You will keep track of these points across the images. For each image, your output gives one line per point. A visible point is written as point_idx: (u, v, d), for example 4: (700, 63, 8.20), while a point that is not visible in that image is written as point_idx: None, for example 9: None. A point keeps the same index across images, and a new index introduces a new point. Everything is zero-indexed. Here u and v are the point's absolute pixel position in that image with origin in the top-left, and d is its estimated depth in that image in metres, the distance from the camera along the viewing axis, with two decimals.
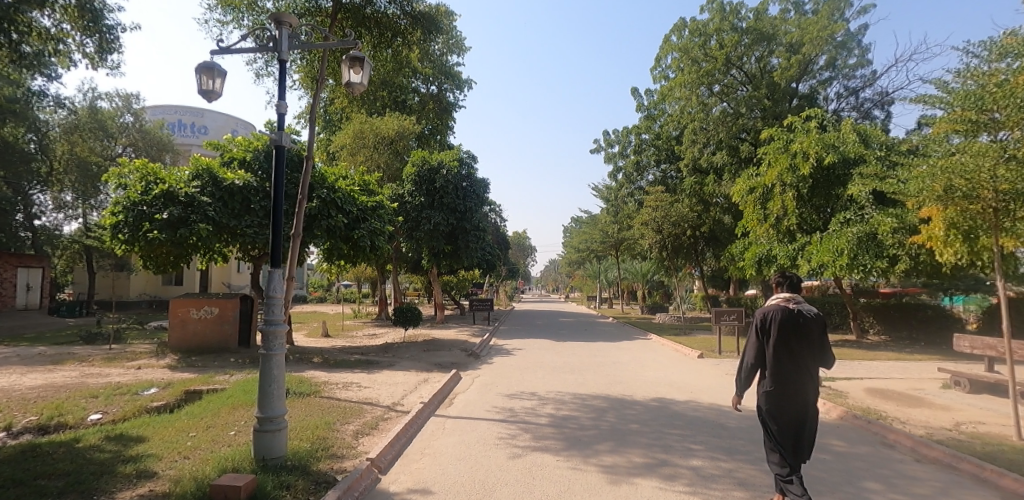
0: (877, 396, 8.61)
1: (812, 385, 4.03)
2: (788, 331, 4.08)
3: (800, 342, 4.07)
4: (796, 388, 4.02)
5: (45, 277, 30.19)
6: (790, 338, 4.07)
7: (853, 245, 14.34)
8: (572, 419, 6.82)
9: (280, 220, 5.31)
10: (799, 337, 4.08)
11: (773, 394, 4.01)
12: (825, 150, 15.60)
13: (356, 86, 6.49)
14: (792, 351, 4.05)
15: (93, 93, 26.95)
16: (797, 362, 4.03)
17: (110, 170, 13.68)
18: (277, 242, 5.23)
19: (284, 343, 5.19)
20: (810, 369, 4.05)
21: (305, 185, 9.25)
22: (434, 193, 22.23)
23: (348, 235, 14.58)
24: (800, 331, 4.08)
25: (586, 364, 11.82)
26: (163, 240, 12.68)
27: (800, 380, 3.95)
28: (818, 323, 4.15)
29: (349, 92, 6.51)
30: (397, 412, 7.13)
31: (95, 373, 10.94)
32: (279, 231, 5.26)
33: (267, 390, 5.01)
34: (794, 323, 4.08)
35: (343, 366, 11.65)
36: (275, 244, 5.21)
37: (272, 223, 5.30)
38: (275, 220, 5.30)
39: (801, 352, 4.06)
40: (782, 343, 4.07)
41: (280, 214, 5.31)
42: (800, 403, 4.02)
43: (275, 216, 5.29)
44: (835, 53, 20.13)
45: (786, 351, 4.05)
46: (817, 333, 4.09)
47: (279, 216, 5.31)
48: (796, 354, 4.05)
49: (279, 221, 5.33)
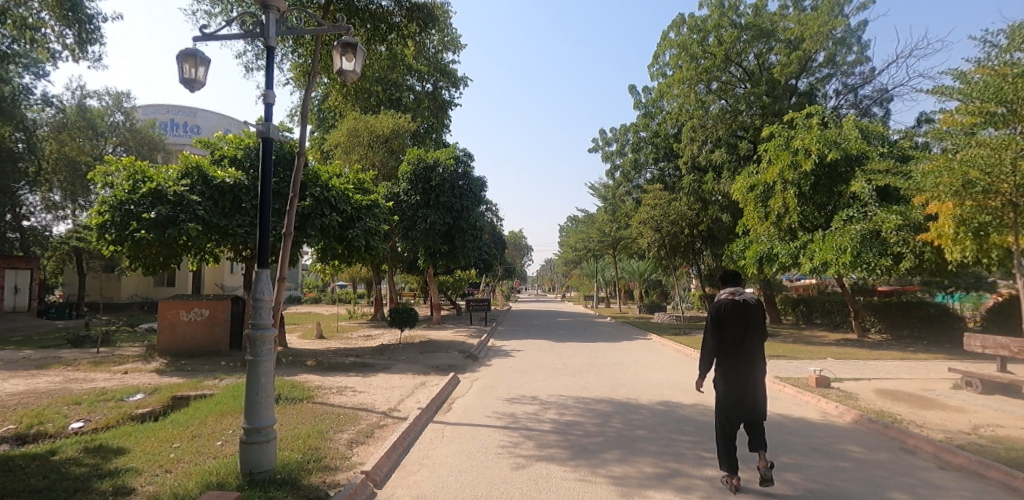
0: (888, 398, 8.33)
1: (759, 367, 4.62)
2: (734, 320, 4.64)
3: (745, 328, 4.64)
4: (749, 371, 4.58)
5: (34, 278, 29.72)
6: (738, 328, 4.63)
7: (856, 243, 14.10)
8: (576, 425, 6.51)
9: (268, 215, 4.99)
10: (744, 325, 4.64)
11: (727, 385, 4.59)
12: (827, 147, 15.36)
13: (349, 74, 6.17)
14: (739, 337, 4.62)
15: (82, 92, 26.51)
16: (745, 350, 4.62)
17: (97, 169, 13.28)
18: (264, 240, 4.92)
19: (273, 348, 4.86)
20: (756, 355, 4.63)
21: (297, 182, 8.88)
22: (429, 192, 21.87)
23: (342, 234, 14.24)
24: (745, 317, 4.64)
25: (588, 366, 11.51)
26: (152, 240, 12.33)
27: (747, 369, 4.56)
28: (760, 309, 4.71)
29: (342, 80, 6.19)
30: (394, 418, 6.82)
31: (79, 378, 10.58)
32: (265, 228, 4.94)
33: (255, 399, 4.70)
34: (739, 311, 4.64)
35: (337, 369, 11.31)
36: (262, 241, 4.89)
37: (259, 218, 4.99)
38: (261, 217, 4.97)
39: (746, 335, 4.64)
40: (732, 332, 4.64)
41: (267, 209, 4.99)
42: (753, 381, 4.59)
43: (262, 211, 4.97)
44: (834, 49, 19.90)
45: (733, 337, 4.62)
46: (757, 320, 4.65)
47: (266, 212, 4.99)
48: (742, 339, 4.63)
49: (267, 215, 5.01)
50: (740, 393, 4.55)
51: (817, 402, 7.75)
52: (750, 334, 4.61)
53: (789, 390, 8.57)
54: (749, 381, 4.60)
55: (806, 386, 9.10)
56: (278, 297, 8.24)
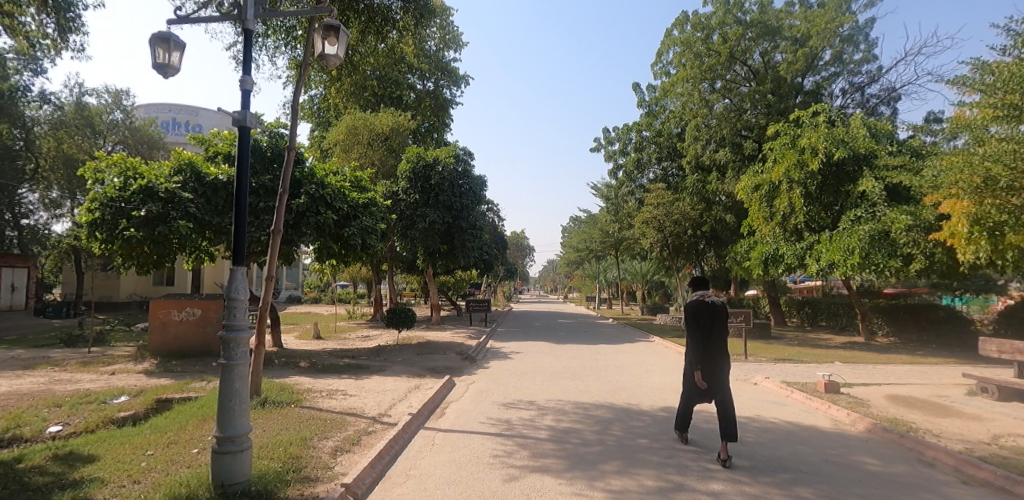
0: (900, 404, 7.99)
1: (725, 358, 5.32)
2: (707, 319, 5.35)
3: (714, 323, 5.34)
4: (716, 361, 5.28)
5: (32, 277, 29.64)
6: (707, 324, 5.34)
7: (865, 243, 13.74)
8: (575, 432, 6.18)
9: (244, 197, 4.67)
10: (716, 321, 5.35)
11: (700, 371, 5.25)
12: (834, 145, 15.03)
13: (331, 59, 5.92)
14: (710, 331, 5.34)
15: (80, 89, 26.24)
16: (714, 342, 5.31)
17: (87, 165, 12.99)
18: (241, 225, 4.62)
19: (249, 351, 4.54)
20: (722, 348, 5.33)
21: (287, 178, 8.56)
22: (429, 190, 21.50)
23: (338, 233, 13.91)
24: (715, 314, 5.37)
25: (588, 369, 11.18)
26: (141, 239, 12.02)
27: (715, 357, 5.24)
28: (724, 308, 5.43)
29: (323, 64, 5.94)
30: (383, 424, 6.50)
31: (65, 379, 10.28)
32: (240, 214, 4.63)
33: (229, 405, 4.38)
34: (708, 308, 5.34)
35: (331, 371, 11.02)
36: (237, 228, 4.59)
37: (235, 202, 4.67)
38: (236, 201, 4.65)
39: (715, 330, 5.35)
40: (702, 328, 5.34)
41: (243, 192, 4.67)
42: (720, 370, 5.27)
43: (238, 193, 4.65)
44: (841, 47, 19.55)
45: (709, 333, 5.34)
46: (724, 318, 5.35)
47: (242, 194, 4.67)
48: (715, 333, 5.34)
49: (243, 197, 4.70)
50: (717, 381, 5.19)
51: (827, 409, 7.40)
52: (718, 329, 5.33)
53: (797, 396, 8.23)
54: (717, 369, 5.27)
55: (815, 391, 8.77)
56: (266, 295, 7.94)
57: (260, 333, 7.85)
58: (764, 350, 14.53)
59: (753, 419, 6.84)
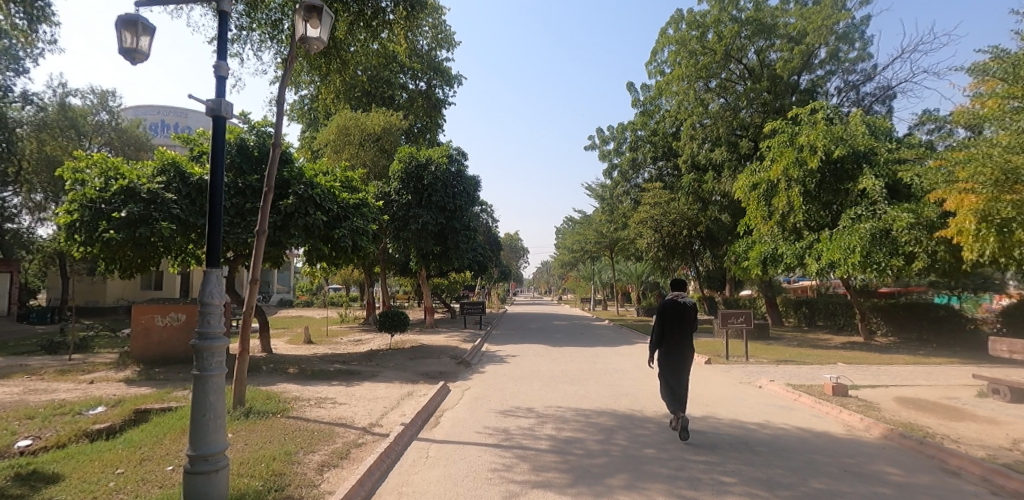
0: (912, 408, 7.69)
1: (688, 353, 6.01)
2: (672, 317, 6.10)
3: (681, 321, 6.08)
4: (678, 354, 6.01)
5: (15, 282, 29.06)
6: (674, 320, 6.09)
7: (866, 242, 13.49)
8: (577, 442, 5.83)
9: (220, 187, 4.30)
10: (681, 320, 6.07)
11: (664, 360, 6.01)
12: (833, 143, 14.78)
13: (313, 42, 5.69)
14: (677, 328, 6.07)
15: (64, 89, 25.62)
16: (679, 337, 6.03)
17: (66, 164, 12.50)
18: (216, 220, 4.25)
19: (224, 361, 4.16)
20: (686, 343, 6.03)
21: (272, 174, 8.08)
22: (422, 191, 21.05)
23: (328, 234, 13.48)
24: (681, 315, 6.08)
25: (587, 373, 10.83)
26: (122, 241, 11.59)
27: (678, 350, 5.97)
28: (694, 308, 6.12)
29: (305, 48, 5.71)
30: (374, 435, 6.13)
31: (40, 388, 9.84)
32: (215, 208, 4.25)
33: (203, 421, 4.00)
34: (675, 307, 6.10)
35: (320, 377, 10.64)
36: (213, 223, 4.23)
37: (211, 194, 4.31)
38: (211, 193, 4.27)
39: (682, 326, 6.07)
40: (668, 324, 6.12)
41: (218, 183, 4.29)
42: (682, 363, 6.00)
43: (213, 185, 4.27)
44: (836, 45, 19.33)
45: (676, 330, 6.05)
46: (690, 316, 6.07)
47: (218, 185, 4.29)
48: (680, 330, 6.04)
49: (217, 189, 4.32)
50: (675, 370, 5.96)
51: (838, 414, 7.08)
52: (685, 326, 6.05)
53: (805, 399, 7.92)
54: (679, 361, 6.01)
55: (822, 394, 8.46)
56: (251, 297, 7.57)
57: (244, 339, 7.46)
58: (765, 351, 14.27)
59: (762, 425, 6.52)
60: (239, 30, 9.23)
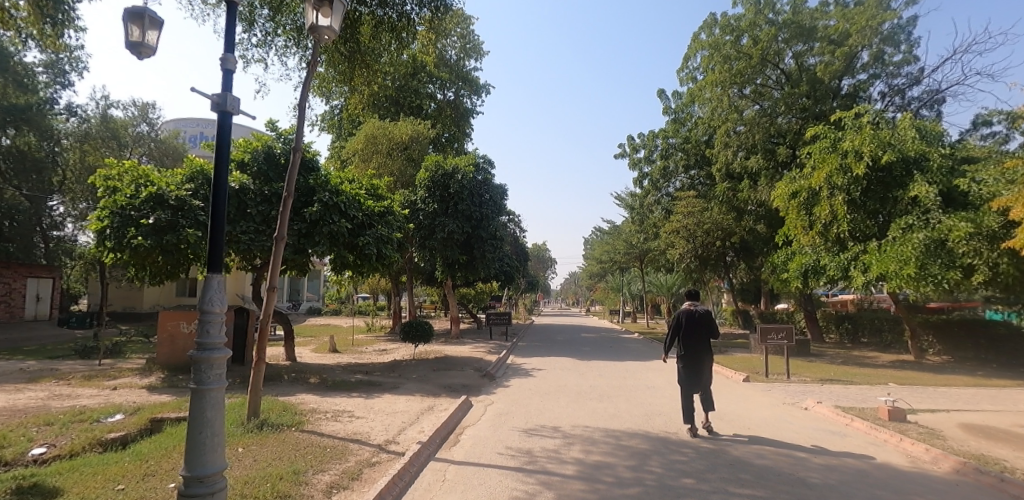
0: (980, 437, 6.97)
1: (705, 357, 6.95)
2: (691, 326, 7.06)
3: (699, 329, 7.03)
4: (697, 359, 6.97)
5: (56, 287, 29.88)
6: (692, 329, 7.05)
7: (920, 253, 12.64)
8: (607, 468, 5.36)
9: (223, 178, 3.93)
10: (699, 328, 7.02)
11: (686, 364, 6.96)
12: (881, 148, 13.99)
13: (324, 31, 5.48)
14: (694, 336, 7.03)
15: (106, 101, 26.36)
16: (697, 344, 7.01)
17: (98, 172, 12.57)
18: (218, 216, 3.88)
19: (224, 374, 3.80)
20: (702, 349, 6.99)
21: (292, 179, 7.80)
22: (448, 199, 20.80)
23: (352, 242, 13.29)
24: (697, 323, 7.05)
25: (617, 389, 10.31)
26: (150, 247, 11.49)
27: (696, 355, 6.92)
28: (711, 316, 7.06)
29: (315, 37, 5.49)
30: (390, 454, 5.77)
31: (64, 393, 9.80)
32: (218, 202, 3.89)
33: (199, 438, 3.65)
34: (693, 317, 7.05)
35: (342, 388, 10.38)
36: (215, 219, 3.87)
37: (213, 186, 3.93)
38: (214, 186, 3.90)
39: (699, 333, 7.03)
40: (688, 333, 7.06)
41: (221, 176, 3.93)
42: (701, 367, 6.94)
43: (216, 176, 3.91)
44: (880, 47, 18.40)
45: (693, 336, 7.02)
46: (706, 325, 6.99)
47: (221, 177, 3.93)
48: (698, 337, 7.01)
49: (221, 180, 3.95)
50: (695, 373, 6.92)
51: (899, 442, 6.43)
52: (703, 334, 6.99)
53: (859, 424, 7.26)
54: (699, 365, 6.96)
55: (876, 418, 7.80)
56: (268, 306, 7.35)
57: (261, 348, 7.23)
58: (807, 369, 13.44)
59: (813, 453, 5.92)
60: (263, 35, 9.05)
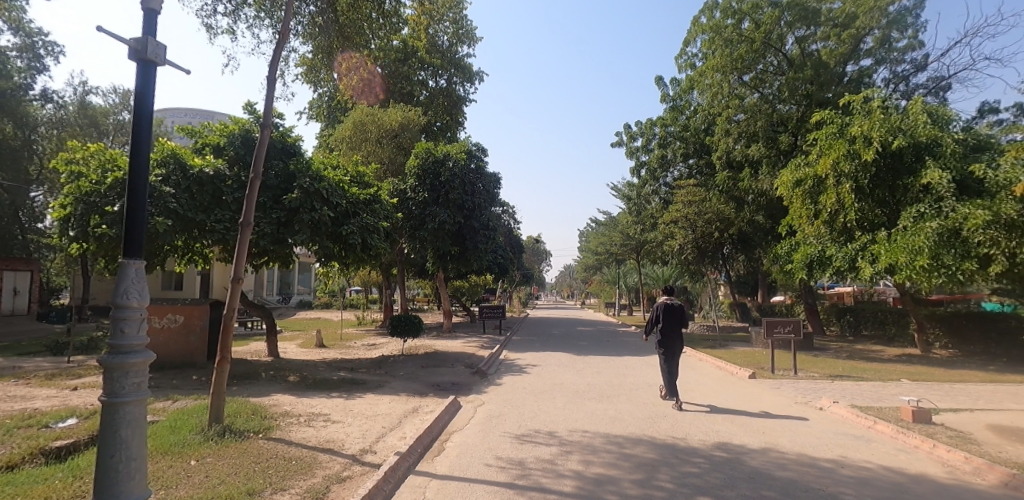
0: (1016, 441, 6.35)
1: (678, 345, 8.00)
2: (668, 316, 8.03)
3: (674, 321, 8.02)
4: (672, 348, 7.99)
5: (34, 281, 28.89)
6: (670, 321, 8.02)
7: (932, 243, 12.07)
8: (610, 483, 4.69)
9: (144, 142, 3.19)
10: (675, 318, 8.03)
11: (663, 352, 7.98)
12: (892, 134, 13.37)
13: None
14: (671, 327, 8.01)
15: (84, 88, 25.48)
16: (673, 335, 7.99)
17: (62, 156, 11.71)
18: (139, 191, 3.13)
19: (143, 381, 3.09)
20: (677, 338, 8.01)
21: (261, 157, 6.93)
22: (439, 188, 19.99)
23: (336, 232, 12.52)
24: (674, 315, 8.04)
25: (617, 388, 9.68)
26: (115, 237, 10.71)
27: (671, 344, 7.91)
28: (683, 308, 8.08)
29: None
30: (364, 466, 5.10)
31: (18, 394, 9.01)
32: (137, 170, 3.12)
33: (111, 463, 2.95)
34: (670, 311, 8.01)
35: (323, 388, 9.67)
36: (134, 190, 3.11)
37: (133, 148, 3.18)
38: (133, 151, 3.15)
39: (673, 324, 8.02)
40: (666, 325, 8.02)
41: (143, 136, 3.19)
42: (675, 353, 8.00)
43: (135, 141, 3.17)
44: (887, 31, 17.68)
45: (671, 325, 8.00)
46: (680, 317, 8.01)
47: (143, 140, 3.20)
48: (672, 328, 8.00)
49: (142, 145, 3.21)
50: (671, 359, 7.97)
51: (931, 449, 5.80)
52: (677, 325, 8.00)
53: (883, 428, 6.61)
54: (672, 353, 8.02)
55: (898, 419, 7.18)
56: (233, 300, 6.63)
57: (225, 347, 6.50)
58: (814, 364, 12.84)
59: (839, 464, 5.29)
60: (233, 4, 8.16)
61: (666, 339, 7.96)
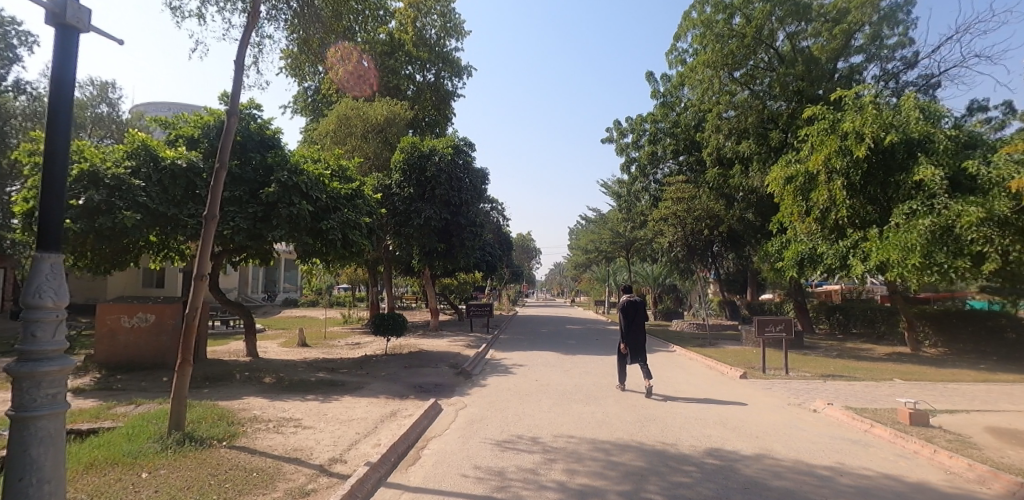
0: (1018, 444, 6.12)
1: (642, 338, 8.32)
2: (631, 312, 8.28)
3: (636, 316, 8.30)
4: (638, 341, 8.31)
5: (9, 278, 28.06)
6: (632, 316, 8.29)
7: (925, 240, 11.90)
8: (596, 495, 4.36)
9: (63, 125, 2.84)
10: (636, 313, 8.30)
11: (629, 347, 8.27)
12: (884, 129, 13.14)
13: None
14: (634, 322, 8.30)
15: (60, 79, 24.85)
16: (636, 329, 8.30)
17: (25, 147, 11.16)
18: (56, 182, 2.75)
19: (60, 391, 2.72)
20: (640, 332, 8.32)
21: (226, 147, 6.49)
22: (425, 184, 19.52)
23: (315, 227, 12.07)
24: (635, 310, 8.30)
25: (604, 389, 9.36)
26: (81, 232, 10.22)
27: (636, 339, 8.21)
28: (643, 302, 8.35)
29: None
30: (331, 478, 4.72)
31: None
32: (53, 160, 2.75)
33: (19, 487, 2.57)
34: (631, 307, 8.25)
35: (298, 390, 9.25)
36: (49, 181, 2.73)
37: (50, 128, 2.83)
38: (49, 137, 2.78)
39: (636, 320, 8.30)
40: (629, 321, 8.29)
41: (61, 118, 2.83)
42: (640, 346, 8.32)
43: (52, 122, 2.82)
44: (878, 27, 17.51)
45: (633, 321, 8.28)
46: (641, 311, 8.29)
47: (62, 119, 2.85)
48: (635, 322, 8.28)
49: (61, 128, 2.87)
50: (638, 352, 8.28)
51: (932, 455, 5.53)
52: (639, 319, 8.29)
53: (881, 431, 6.35)
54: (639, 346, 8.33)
55: (895, 422, 6.92)
56: (195, 298, 6.20)
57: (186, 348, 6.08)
58: (806, 363, 12.59)
59: (837, 471, 5.00)
60: None
61: (631, 334, 8.26)
